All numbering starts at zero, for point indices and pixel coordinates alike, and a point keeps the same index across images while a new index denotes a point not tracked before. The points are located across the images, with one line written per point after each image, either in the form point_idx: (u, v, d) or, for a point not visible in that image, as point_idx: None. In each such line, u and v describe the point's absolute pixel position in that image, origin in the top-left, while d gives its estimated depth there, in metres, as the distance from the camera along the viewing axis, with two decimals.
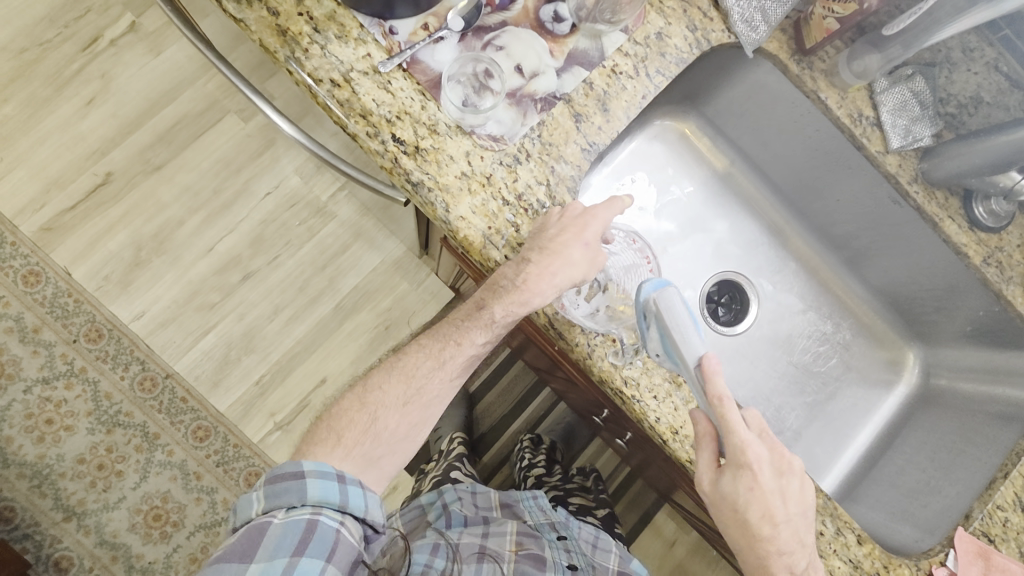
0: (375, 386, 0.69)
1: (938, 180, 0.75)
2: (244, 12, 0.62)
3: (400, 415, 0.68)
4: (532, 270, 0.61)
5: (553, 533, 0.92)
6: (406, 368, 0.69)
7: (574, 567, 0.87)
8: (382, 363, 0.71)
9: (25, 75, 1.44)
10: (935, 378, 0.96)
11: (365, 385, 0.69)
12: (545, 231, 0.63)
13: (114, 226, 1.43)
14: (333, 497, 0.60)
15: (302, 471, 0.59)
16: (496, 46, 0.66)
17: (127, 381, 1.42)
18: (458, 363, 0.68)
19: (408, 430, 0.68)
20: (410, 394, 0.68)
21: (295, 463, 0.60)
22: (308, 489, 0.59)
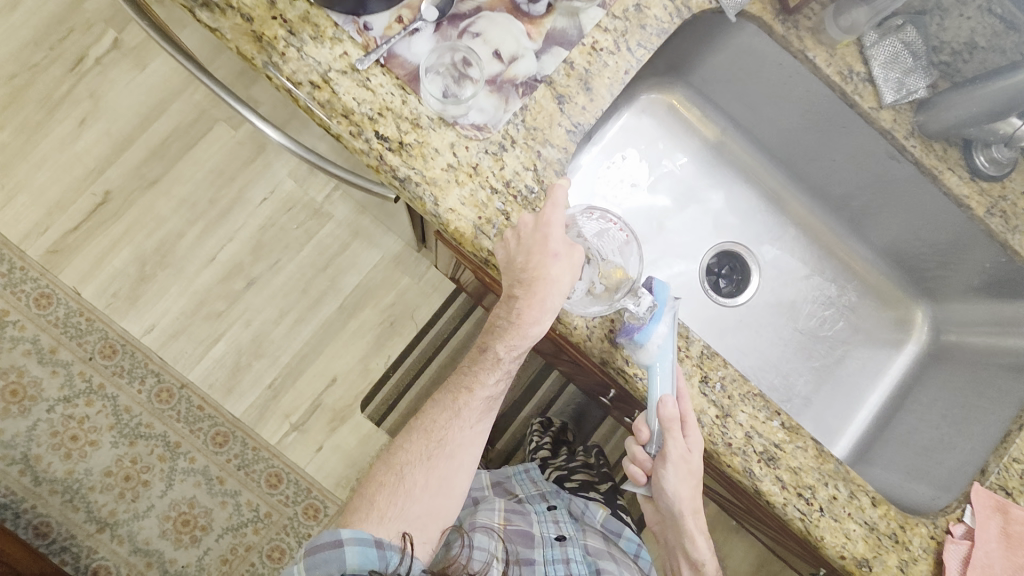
0: (400, 448, 0.74)
1: (936, 133, 0.73)
2: (218, 20, 0.61)
3: (426, 470, 0.72)
4: (522, 305, 0.64)
5: (542, 504, 0.99)
6: (426, 425, 0.74)
7: (562, 538, 0.91)
8: (405, 428, 0.76)
9: (15, 100, 1.44)
10: (945, 334, 0.95)
11: (392, 450, 0.75)
12: (514, 262, 0.63)
13: (117, 243, 1.45)
14: (371, 562, 0.65)
15: (340, 539, 0.65)
16: (473, 33, 0.65)
17: (145, 394, 1.45)
18: (474, 408, 0.73)
19: (439, 483, 0.72)
20: (432, 448, 0.73)
21: (334, 532, 0.66)
22: (347, 557, 0.65)
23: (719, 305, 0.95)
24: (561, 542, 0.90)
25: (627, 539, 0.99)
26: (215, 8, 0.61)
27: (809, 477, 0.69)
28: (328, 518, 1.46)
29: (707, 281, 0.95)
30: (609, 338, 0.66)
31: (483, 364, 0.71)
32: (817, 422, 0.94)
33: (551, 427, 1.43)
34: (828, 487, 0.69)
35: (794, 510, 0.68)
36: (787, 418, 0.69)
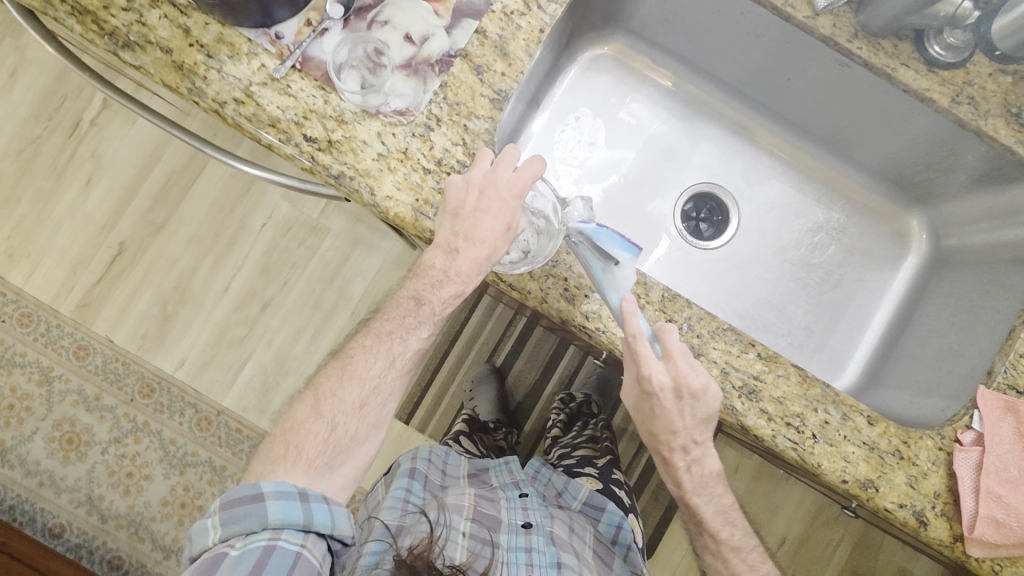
0: (328, 395, 0.70)
1: (880, 29, 0.69)
2: (141, 58, 0.65)
3: (357, 418, 0.70)
4: (464, 262, 0.64)
5: (514, 491, 0.99)
6: (356, 370, 0.70)
7: (528, 525, 0.90)
8: (329, 370, 0.72)
9: (26, 172, 1.55)
10: (946, 239, 0.88)
11: (319, 394, 0.70)
12: (462, 223, 0.63)
13: (138, 289, 1.54)
14: (297, 517, 0.62)
15: (261, 493, 0.61)
16: (380, 22, 0.66)
17: (186, 425, 1.54)
18: (408, 359, 0.71)
19: (368, 431, 0.72)
20: (366, 395, 0.70)
21: (253, 486, 0.62)
22: (268, 511, 0.61)
23: (699, 250, 0.92)
24: (527, 529, 0.89)
25: (609, 514, 1.00)
26: (136, 47, 0.65)
27: (795, 405, 0.66)
28: None
29: (685, 226, 0.92)
30: (565, 296, 0.66)
31: (415, 316, 0.69)
32: (822, 352, 0.90)
33: (571, 401, 1.43)
34: (817, 413, 0.66)
35: (784, 440, 0.65)
36: (764, 347, 0.67)
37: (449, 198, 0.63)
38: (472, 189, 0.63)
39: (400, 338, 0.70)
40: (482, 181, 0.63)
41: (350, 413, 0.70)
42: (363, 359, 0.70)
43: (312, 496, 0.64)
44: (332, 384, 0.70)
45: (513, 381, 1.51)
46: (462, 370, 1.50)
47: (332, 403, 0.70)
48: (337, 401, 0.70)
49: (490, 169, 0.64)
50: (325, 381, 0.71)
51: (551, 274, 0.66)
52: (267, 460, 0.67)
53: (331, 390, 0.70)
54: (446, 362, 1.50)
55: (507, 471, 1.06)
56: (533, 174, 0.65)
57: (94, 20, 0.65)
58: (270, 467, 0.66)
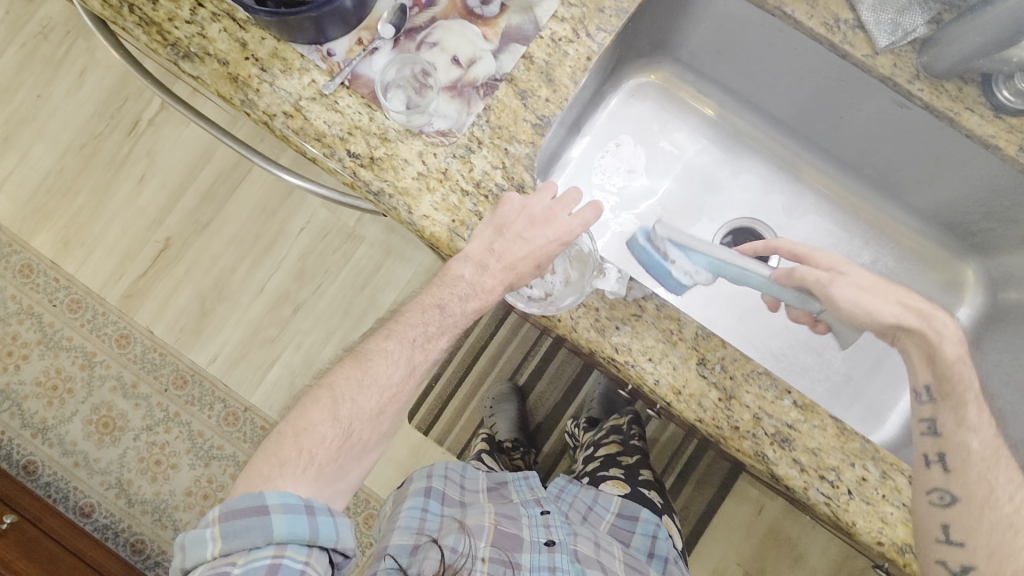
0: (346, 399, 0.69)
1: (945, 71, 0.65)
2: (199, 68, 0.67)
3: (373, 425, 0.70)
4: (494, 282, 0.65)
5: (536, 508, 0.97)
6: (376, 376, 0.69)
7: (551, 542, 0.88)
8: (346, 371, 0.71)
9: (86, 165, 1.62)
10: (1003, 293, 0.83)
11: (336, 396, 0.69)
12: (495, 251, 0.64)
13: (180, 283, 1.60)
14: (302, 531, 0.62)
15: (267, 506, 0.61)
16: (429, 43, 0.67)
17: (214, 419, 1.58)
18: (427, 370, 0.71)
19: (379, 438, 0.72)
20: (383, 403, 0.70)
21: (258, 498, 0.61)
22: (274, 526, 0.60)
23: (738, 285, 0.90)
24: (550, 547, 0.88)
25: (643, 522, 1.01)
26: (196, 58, 0.67)
27: (831, 458, 0.63)
28: None
29: None
30: (596, 326, 0.64)
31: (438, 327, 0.69)
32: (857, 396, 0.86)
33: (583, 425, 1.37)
34: (855, 468, 0.63)
35: (817, 494, 0.62)
36: (800, 395, 0.64)
37: (503, 217, 0.64)
38: (526, 217, 0.64)
39: (421, 349, 0.70)
40: (539, 214, 0.64)
41: (365, 420, 0.70)
42: (383, 364, 0.69)
43: (316, 509, 0.63)
44: (349, 387, 0.69)
45: (536, 399, 1.49)
46: (485, 386, 1.50)
47: (349, 407, 0.69)
48: (354, 405, 0.69)
49: (551, 205, 0.65)
50: (344, 383, 0.70)
51: (583, 304, 0.65)
52: (277, 462, 0.65)
53: (348, 393, 0.69)
54: (470, 376, 1.50)
55: (528, 487, 1.02)
56: (583, 224, 0.64)
57: (159, 31, 0.68)
58: (279, 470, 0.65)
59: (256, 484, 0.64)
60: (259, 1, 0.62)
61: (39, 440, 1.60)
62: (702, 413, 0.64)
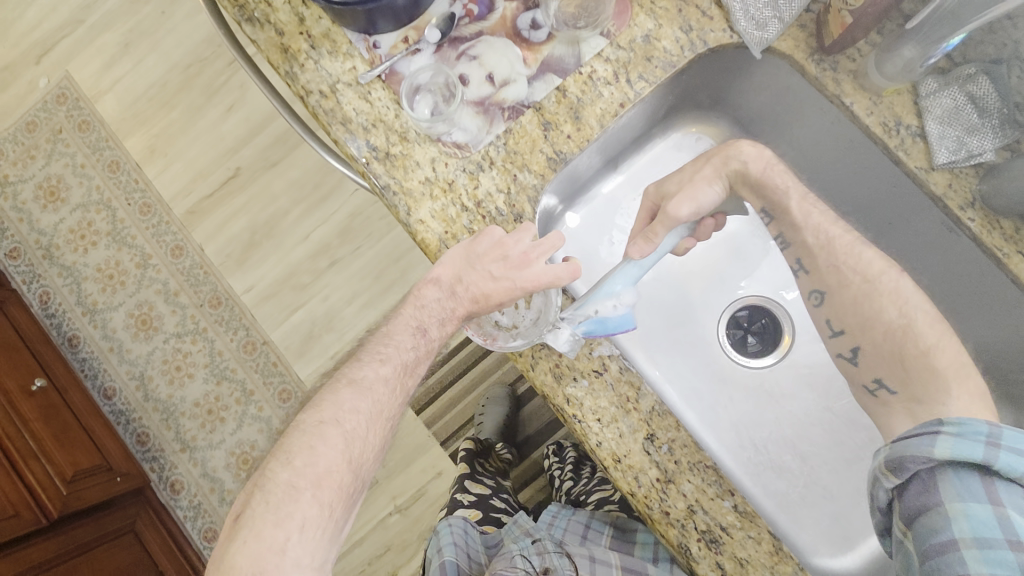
0: (357, 439, 0.63)
1: (1002, 207, 0.59)
2: (258, 32, 0.71)
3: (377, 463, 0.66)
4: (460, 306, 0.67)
5: (528, 540, 0.93)
6: (383, 408, 0.65)
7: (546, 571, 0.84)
8: (347, 401, 0.65)
9: (185, 85, 1.75)
10: None
11: (348, 437, 0.63)
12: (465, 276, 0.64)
13: (237, 212, 1.70)
14: None
15: None
16: (470, 56, 0.67)
17: (234, 343, 1.69)
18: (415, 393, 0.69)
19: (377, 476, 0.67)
20: (387, 437, 0.66)
21: None
22: None
23: (736, 363, 0.86)
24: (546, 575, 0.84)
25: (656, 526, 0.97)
26: (256, 23, 0.71)
27: (756, 574, 0.61)
28: None
29: (729, 334, 0.87)
30: (554, 371, 0.64)
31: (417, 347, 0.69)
32: (832, 517, 0.79)
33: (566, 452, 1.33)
34: None
35: None
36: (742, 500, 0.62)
37: (477, 250, 0.63)
38: (501, 255, 0.63)
39: (409, 373, 0.68)
40: (514, 256, 0.63)
41: (373, 457, 0.65)
42: (383, 392, 0.66)
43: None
44: (357, 423, 0.64)
45: (528, 413, 1.48)
46: (483, 385, 1.51)
47: (361, 446, 0.63)
48: (365, 444, 0.64)
49: (527, 249, 0.63)
50: (352, 419, 0.64)
51: (547, 346, 0.64)
52: (297, 524, 0.57)
53: (358, 431, 0.63)
54: (471, 372, 1.51)
55: (517, 525, 1.00)
56: (553, 280, 0.64)
57: None
58: (298, 535, 0.57)
59: (271, 561, 0.55)
60: None
61: (87, 319, 1.77)
62: (635, 488, 0.62)
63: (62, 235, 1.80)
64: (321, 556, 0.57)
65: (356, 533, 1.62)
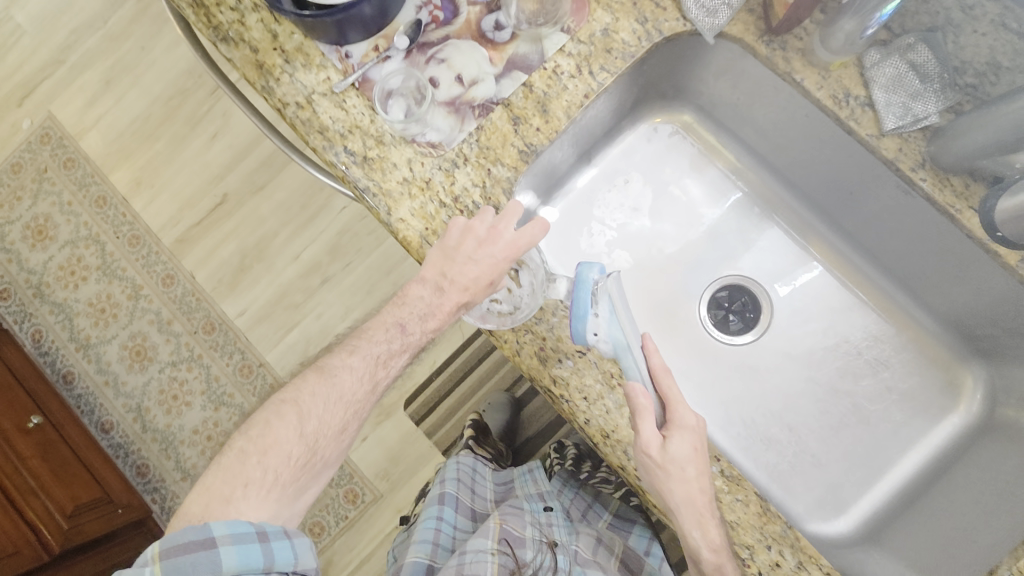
0: (309, 416, 0.69)
1: (950, 165, 0.62)
2: (233, 52, 0.74)
3: (334, 443, 0.71)
4: (449, 302, 0.67)
5: (540, 504, 1.03)
6: (341, 395, 0.70)
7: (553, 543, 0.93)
8: (312, 383, 0.70)
9: (168, 118, 1.78)
10: (1002, 408, 0.77)
11: (301, 414, 0.69)
12: (449, 269, 0.66)
13: (226, 238, 1.73)
14: (255, 562, 0.62)
15: (214, 539, 0.61)
16: (438, 59, 0.70)
17: (230, 367, 1.70)
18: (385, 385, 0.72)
19: (337, 454, 0.72)
20: (345, 420, 0.70)
21: (203, 531, 0.61)
22: (224, 558, 0.61)
23: (719, 341, 0.88)
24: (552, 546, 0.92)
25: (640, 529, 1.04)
26: (232, 42, 0.74)
27: (747, 536, 0.61)
28: (365, 504, 1.62)
29: (711, 314, 0.89)
30: (538, 354, 0.66)
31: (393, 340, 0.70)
32: (823, 483, 0.81)
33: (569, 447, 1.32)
34: (772, 552, 0.61)
35: None
36: (728, 465, 0.63)
37: (451, 243, 0.66)
38: (473, 238, 0.65)
39: (383, 365, 0.70)
40: (484, 234, 0.66)
41: (330, 436, 0.70)
42: (346, 379, 0.70)
43: (271, 533, 0.64)
44: (314, 404, 0.69)
45: (529, 414, 1.50)
46: (481, 390, 1.52)
47: (315, 424, 0.69)
48: (319, 422, 0.69)
49: (493, 223, 0.66)
50: (309, 399, 0.70)
51: (531, 330, 0.66)
52: (242, 482, 0.65)
53: (313, 410, 0.69)
54: (467, 379, 1.53)
55: (533, 482, 1.11)
56: (530, 241, 0.66)
57: (206, 13, 0.75)
58: (243, 491, 0.65)
59: (217, 508, 0.64)
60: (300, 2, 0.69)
61: (80, 354, 1.77)
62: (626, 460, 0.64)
63: (52, 272, 1.81)
64: (264, 511, 0.65)
65: (364, 549, 1.62)
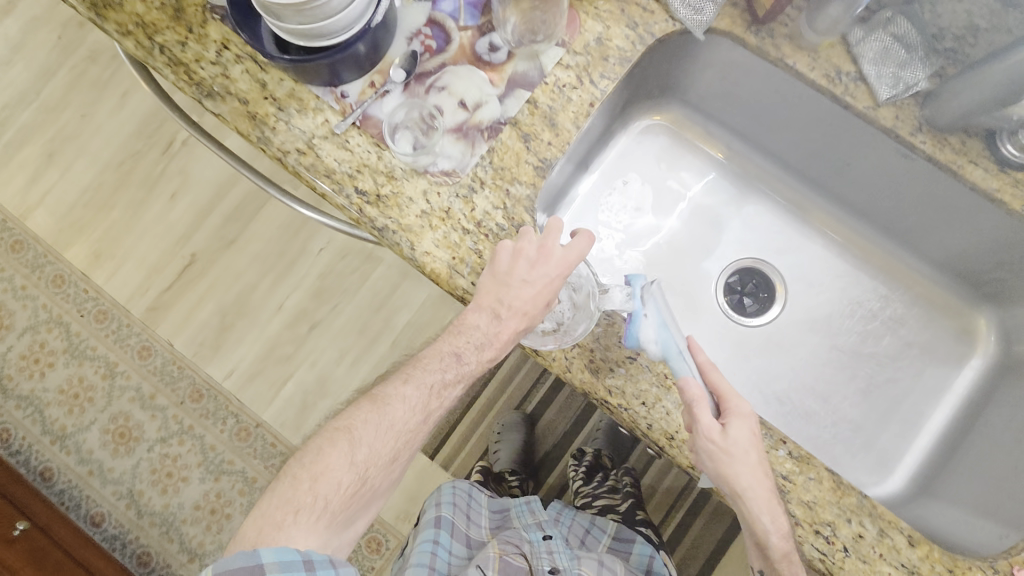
0: (361, 443, 0.66)
1: (946, 125, 0.65)
2: (220, 106, 0.71)
3: (386, 472, 0.69)
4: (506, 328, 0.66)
5: (539, 533, 1.04)
6: (394, 425, 0.67)
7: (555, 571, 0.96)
8: (367, 412, 0.68)
9: (122, 183, 1.70)
10: (1016, 345, 0.81)
11: (354, 440, 0.66)
12: (505, 295, 0.64)
13: (203, 298, 1.65)
14: None
15: (261, 564, 0.59)
16: (438, 87, 0.70)
17: (226, 433, 1.62)
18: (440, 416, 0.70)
19: (387, 483, 0.70)
20: (398, 450, 0.68)
21: (250, 557, 0.59)
22: None
23: (742, 325, 0.89)
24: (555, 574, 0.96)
25: (641, 545, 1.08)
26: (218, 96, 0.71)
27: (826, 513, 0.62)
28: (390, 550, 1.56)
29: (728, 300, 0.90)
30: (589, 367, 0.65)
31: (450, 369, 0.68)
32: (866, 446, 0.84)
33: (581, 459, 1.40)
34: (852, 524, 0.62)
35: (811, 549, 0.62)
36: (795, 446, 0.64)
37: (502, 268, 0.65)
38: (524, 260, 0.65)
39: (437, 395, 0.69)
40: (535, 254, 0.65)
41: (381, 465, 0.68)
42: (400, 408, 0.68)
43: (316, 562, 0.60)
44: (366, 431, 0.67)
45: (543, 429, 1.49)
46: (493, 412, 1.50)
47: (366, 453, 0.67)
48: (370, 451, 0.67)
49: (541, 242, 0.66)
50: (361, 426, 0.67)
51: (578, 344, 0.66)
52: (293, 510, 0.62)
53: (365, 437, 0.67)
54: (478, 404, 1.50)
55: (531, 510, 1.09)
56: (580, 255, 0.66)
57: (186, 70, 0.72)
58: (294, 518, 0.62)
59: (268, 535, 0.61)
60: (283, 48, 0.68)
61: (57, 447, 1.65)
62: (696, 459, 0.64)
63: (15, 364, 1.69)
64: (314, 539, 0.63)
65: None
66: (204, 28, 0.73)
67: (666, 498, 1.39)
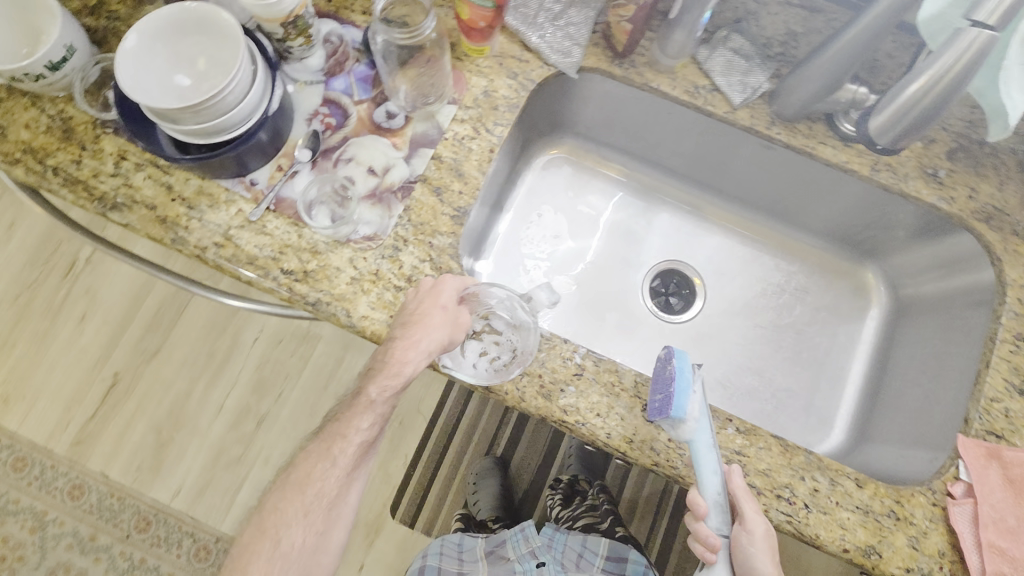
0: (271, 510, 0.68)
1: (793, 115, 0.75)
2: (128, 215, 0.71)
3: (304, 527, 0.67)
4: (398, 344, 0.64)
5: (532, 562, 1.06)
6: (300, 477, 0.68)
7: None
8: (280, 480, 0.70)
9: (23, 316, 1.59)
10: (904, 289, 0.91)
11: (263, 512, 0.69)
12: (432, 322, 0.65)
13: (133, 419, 1.56)
14: None
15: None
16: (345, 160, 0.73)
17: (184, 557, 1.49)
18: (350, 454, 0.67)
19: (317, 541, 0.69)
20: (309, 502, 0.67)
21: None
22: None
23: (672, 323, 0.97)
24: None
25: (634, 563, 1.06)
26: (123, 207, 0.71)
27: (782, 476, 0.67)
28: None
29: (656, 302, 0.97)
30: (542, 392, 0.68)
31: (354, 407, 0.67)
32: (806, 408, 0.91)
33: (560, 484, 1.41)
34: (805, 482, 0.66)
35: (778, 514, 0.65)
36: (740, 421, 0.69)
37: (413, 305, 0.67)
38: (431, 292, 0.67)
39: (340, 438, 0.67)
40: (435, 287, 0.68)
41: (300, 522, 0.67)
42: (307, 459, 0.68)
43: None
44: (277, 497, 0.69)
45: (516, 469, 1.49)
46: (464, 464, 1.49)
47: (276, 521, 0.68)
48: (278, 514, 0.68)
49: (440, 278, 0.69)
50: (270, 496, 0.70)
51: (526, 373, 0.69)
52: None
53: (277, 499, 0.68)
54: (449, 459, 1.49)
55: (524, 538, 1.09)
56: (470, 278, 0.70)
57: (85, 187, 0.71)
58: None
59: None
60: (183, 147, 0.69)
61: None
62: (656, 456, 0.67)
63: None
64: None
65: None
66: (98, 143, 0.73)
67: (651, 499, 1.43)
